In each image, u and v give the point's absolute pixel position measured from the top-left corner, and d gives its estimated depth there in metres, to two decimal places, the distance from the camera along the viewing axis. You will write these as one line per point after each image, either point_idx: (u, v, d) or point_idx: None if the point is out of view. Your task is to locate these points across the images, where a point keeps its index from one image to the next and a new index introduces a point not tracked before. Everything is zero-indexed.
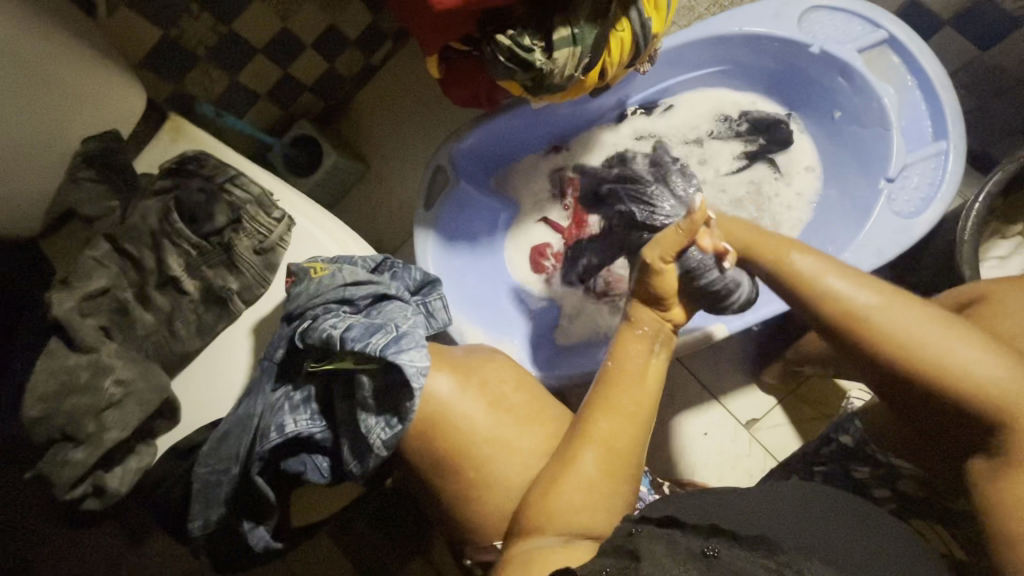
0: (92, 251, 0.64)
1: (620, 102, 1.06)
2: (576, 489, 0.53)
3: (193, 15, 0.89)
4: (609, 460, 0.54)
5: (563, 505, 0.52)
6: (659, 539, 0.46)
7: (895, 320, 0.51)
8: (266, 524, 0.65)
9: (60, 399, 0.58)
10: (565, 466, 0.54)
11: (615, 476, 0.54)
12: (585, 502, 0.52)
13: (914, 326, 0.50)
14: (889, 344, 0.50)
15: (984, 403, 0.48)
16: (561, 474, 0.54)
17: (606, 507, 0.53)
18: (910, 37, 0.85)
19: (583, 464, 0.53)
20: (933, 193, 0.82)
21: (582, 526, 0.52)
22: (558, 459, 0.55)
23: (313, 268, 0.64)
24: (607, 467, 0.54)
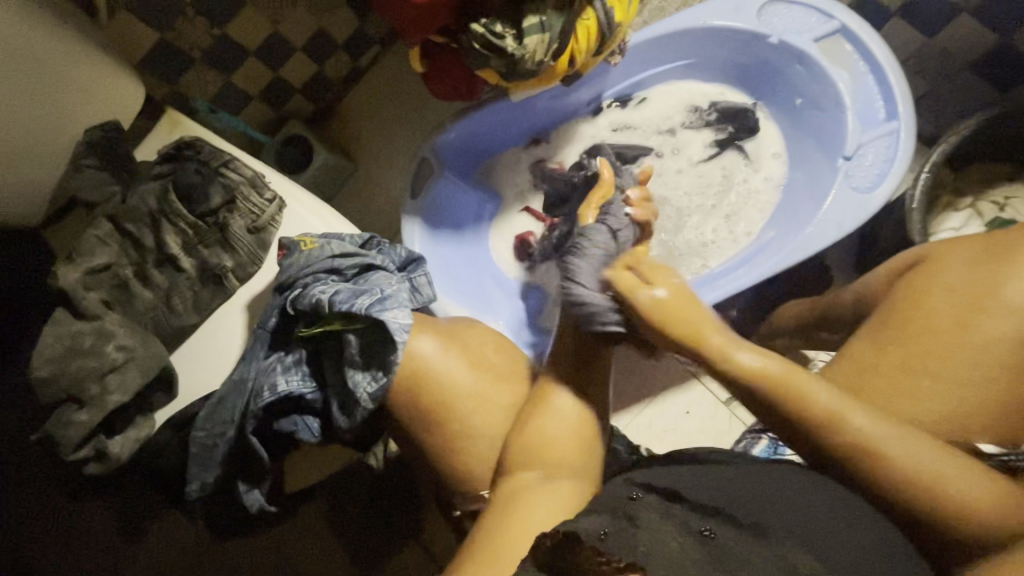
0: (94, 230, 0.68)
1: (595, 96, 1.12)
2: (554, 426, 0.60)
3: (188, 18, 0.95)
4: (581, 400, 0.62)
5: (542, 441, 0.60)
6: (657, 510, 0.51)
7: (907, 453, 0.49)
8: (260, 487, 0.69)
9: (67, 362, 0.62)
10: (543, 408, 0.62)
11: (586, 414, 0.62)
12: (562, 437, 0.60)
13: (927, 459, 0.49)
14: (900, 472, 0.49)
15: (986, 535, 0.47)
16: (540, 415, 0.61)
17: (581, 437, 0.61)
18: (860, 26, 0.91)
19: (559, 403, 0.62)
20: (887, 169, 0.88)
21: (564, 461, 0.59)
22: (534, 402, 0.63)
23: (302, 242, 0.68)
24: (579, 406, 0.62)
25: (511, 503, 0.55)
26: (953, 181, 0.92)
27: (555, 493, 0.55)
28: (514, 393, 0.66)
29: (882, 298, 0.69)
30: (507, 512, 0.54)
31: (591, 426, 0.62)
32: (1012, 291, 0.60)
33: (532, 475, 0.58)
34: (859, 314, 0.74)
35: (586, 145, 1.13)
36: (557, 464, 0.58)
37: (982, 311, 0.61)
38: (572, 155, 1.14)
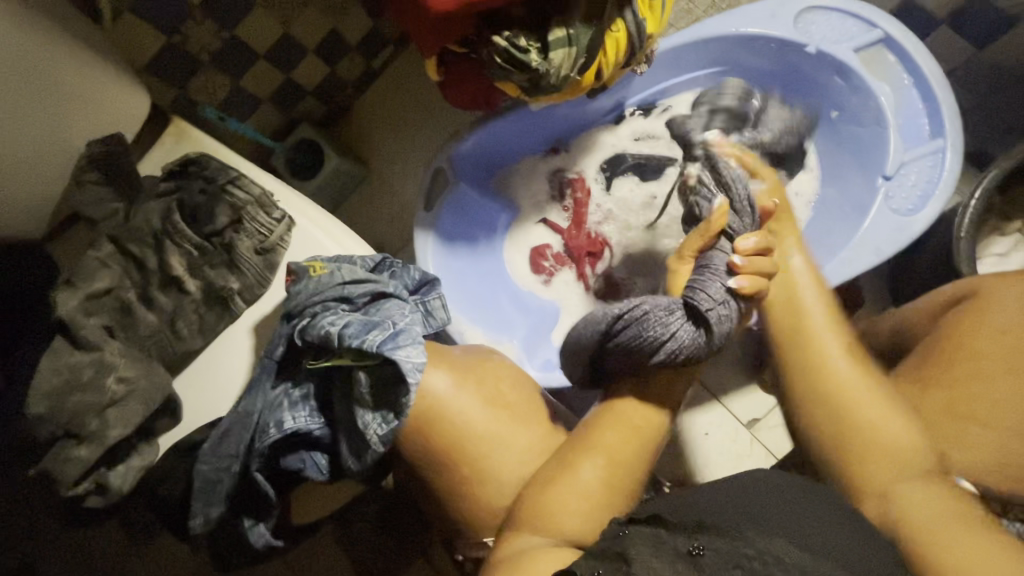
0: (95, 251, 0.65)
1: (618, 103, 1.07)
2: (571, 494, 0.56)
3: (196, 22, 0.91)
4: (607, 474, 0.58)
5: (553, 505, 0.56)
6: (646, 538, 0.45)
7: (855, 399, 0.58)
8: (266, 521, 0.66)
9: (63, 398, 0.58)
10: (564, 472, 0.58)
11: (610, 489, 0.57)
12: (580, 510, 0.55)
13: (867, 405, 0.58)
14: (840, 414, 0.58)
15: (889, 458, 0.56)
16: (560, 477, 0.58)
17: (598, 514, 0.55)
18: (906, 36, 0.85)
19: (583, 472, 0.57)
20: (931, 190, 0.82)
21: (573, 530, 0.54)
22: (556, 467, 0.59)
23: (312, 267, 0.64)
24: (604, 479, 0.57)
25: (507, 562, 0.51)
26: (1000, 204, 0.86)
27: (554, 555, 0.50)
28: (534, 439, 0.64)
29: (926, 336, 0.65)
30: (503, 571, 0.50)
31: (615, 501, 0.57)
32: None
33: (536, 538, 0.53)
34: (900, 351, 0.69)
35: (608, 155, 1.10)
36: (567, 533, 0.54)
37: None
38: (593, 165, 1.11)
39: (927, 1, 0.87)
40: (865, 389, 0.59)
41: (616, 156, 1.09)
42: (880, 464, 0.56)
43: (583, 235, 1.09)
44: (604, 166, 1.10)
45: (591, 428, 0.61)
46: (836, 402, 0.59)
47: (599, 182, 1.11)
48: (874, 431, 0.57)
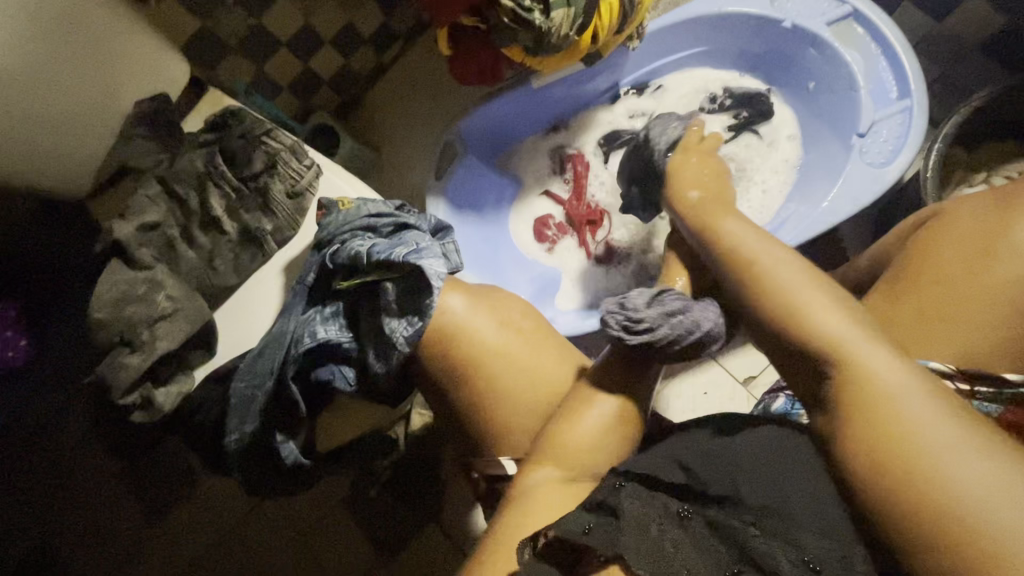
0: (145, 190, 0.72)
1: (613, 84, 1.16)
2: (584, 429, 0.60)
3: (228, 8, 1.00)
4: (615, 412, 0.61)
5: (575, 439, 0.59)
6: (638, 496, 0.52)
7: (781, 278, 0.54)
8: (295, 439, 0.71)
9: (120, 307, 0.66)
10: (577, 412, 0.61)
11: (620, 425, 0.61)
12: (591, 442, 0.59)
13: (803, 290, 0.53)
14: (783, 307, 0.52)
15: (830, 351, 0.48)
16: (571, 417, 0.61)
17: (613, 442, 0.60)
18: (872, 10, 0.95)
19: (599, 407, 0.61)
20: (901, 143, 0.91)
21: (582, 459, 0.59)
22: (569, 404, 0.63)
23: (341, 201, 0.72)
24: (617, 412, 0.61)
25: (524, 495, 0.56)
26: (965, 157, 0.94)
27: (569, 491, 0.56)
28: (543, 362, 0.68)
29: (895, 257, 0.71)
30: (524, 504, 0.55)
31: (623, 432, 0.61)
32: (1022, 233, 0.60)
33: (549, 472, 0.58)
34: (875, 276, 0.75)
35: (605, 131, 1.18)
36: (576, 465, 0.58)
37: (995, 257, 0.61)
38: (591, 141, 1.18)
39: None
40: (814, 295, 0.52)
41: (613, 132, 1.17)
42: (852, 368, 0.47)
43: (583, 205, 1.16)
44: (602, 141, 1.18)
45: (602, 376, 0.63)
46: (786, 314, 0.52)
47: (597, 156, 1.18)
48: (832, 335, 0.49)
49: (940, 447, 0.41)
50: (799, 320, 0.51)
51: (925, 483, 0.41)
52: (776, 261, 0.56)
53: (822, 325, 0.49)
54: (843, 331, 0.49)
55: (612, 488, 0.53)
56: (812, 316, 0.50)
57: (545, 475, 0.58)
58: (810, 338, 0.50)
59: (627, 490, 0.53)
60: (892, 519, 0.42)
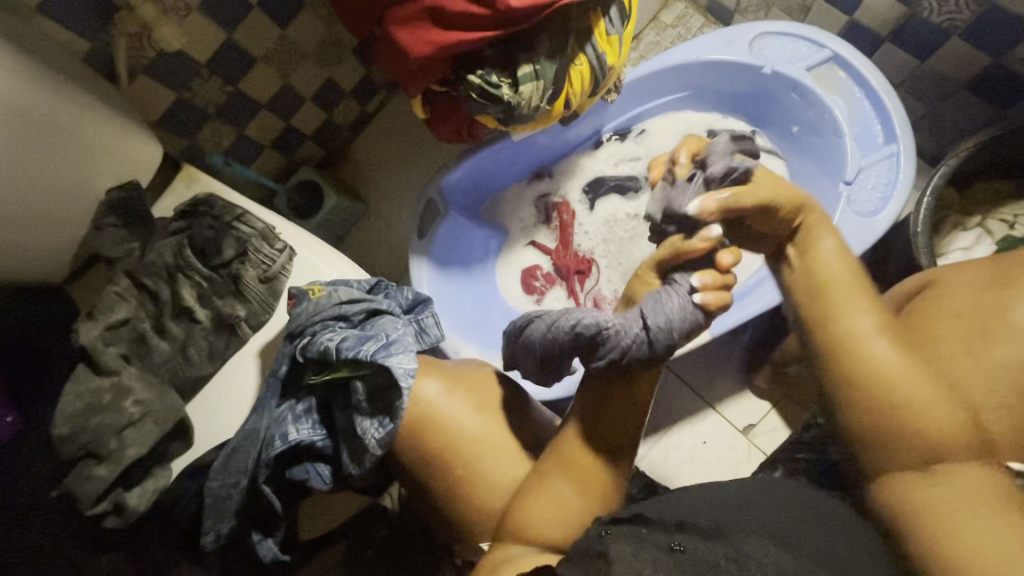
0: (114, 286, 0.71)
1: (595, 131, 1.15)
2: (549, 505, 0.55)
3: (205, 78, 0.99)
4: (572, 469, 0.57)
5: (543, 516, 0.55)
6: (627, 539, 0.45)
7: (885, 355, 0.56)
8: (274, 536, 0.69)
9: (88, 416, 0.65)
10: (538, 492, 0.57)
11: (589, 494, 0.56)
12: (563, 509, 0.55)
13: (891, 361, 0.56)
14: (871, 378, 0.56)
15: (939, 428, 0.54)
16: (539, 488, 0.57)
17: (578, 518, 0.55)
18: (852, 54, 0.93)
19: (558, 483, 0.56)
20: (890, 191, 0.88)
21: (555, 527, 0.54)
22: (533, 484, 0.58)
23: (311, 289, 0.70)
24: (579, 487, 0.56)
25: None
26: (957, 200, 0.92)
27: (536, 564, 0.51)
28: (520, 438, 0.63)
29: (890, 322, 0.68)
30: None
31: (593, 491, 0.56)
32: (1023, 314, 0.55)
33: (533, 548, 0.54)
34: None
35: (589, 178, 1.16)
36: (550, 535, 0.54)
37: (1003, 339, 0.55)
38: (577, 188, 1.17)
39: (868, 22, 0.95)
40: (902, 364, 0.56)
41: (598, 179, 1.16)
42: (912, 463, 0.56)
43: (571, 253, 1.14)
44: (586, 188, 1.16)
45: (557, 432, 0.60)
46: (851, 352, 0.57)
47: (582, 204, 1.17)
48: (940, 434, 0.54)
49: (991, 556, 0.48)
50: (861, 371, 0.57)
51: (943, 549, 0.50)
52: (869, 341, 0.57)
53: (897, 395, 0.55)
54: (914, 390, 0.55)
55: (598, 537, 0.46)
56: (893, 379, 0.55)
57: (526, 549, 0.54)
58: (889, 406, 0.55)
59: (614, 535, 0.46)
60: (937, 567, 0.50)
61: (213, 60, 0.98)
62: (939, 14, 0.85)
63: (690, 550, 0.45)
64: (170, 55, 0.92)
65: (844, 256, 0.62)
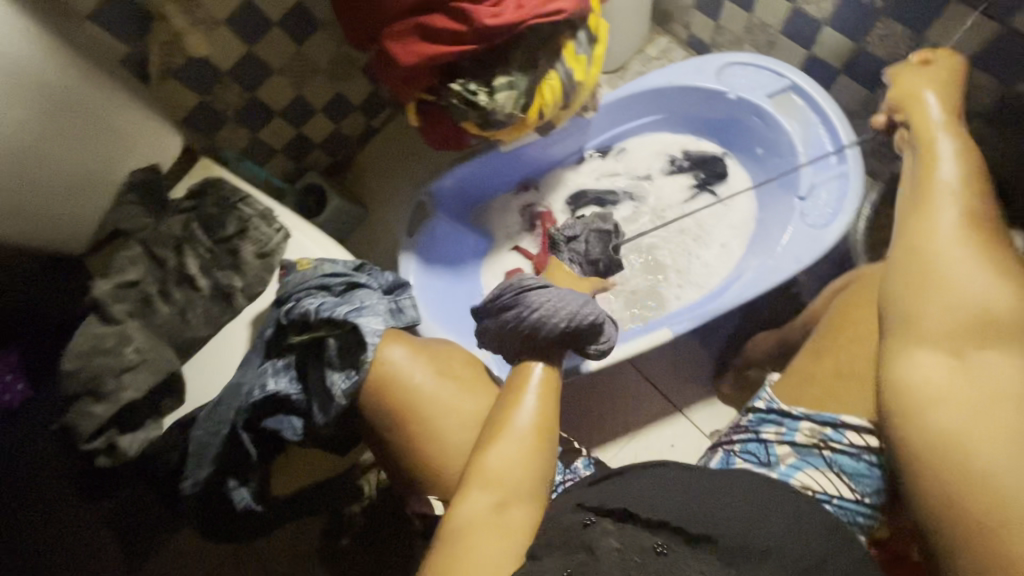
0: (127, 252, 0.80)
1: (578, 148, 1.24)
2: (509, 450, 0.64)
3: (226, 84, 1.11)
4: (525, 435, 0.66)
5: (504, 465, 0.63)
6: (610, 533, 0.56)
7: (959, 274, 0.62)
8: (248, 485, 0.76)
9: (90, 358, 0.72)
10: (496, 437, 0.65)
11: (540, 440, 0.66)
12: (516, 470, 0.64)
13: (962, 275, 0.62)
14: (941, 285, 0.62)
15: (974, 312, 0.60)
16: (492, 445, 0.65)
17: (535, 455, 0.65)
18: (808, 83, 1.02)
19: (519, 422, 0.66)
20: (840, 206, 0.96)
21: (508, 483, 0.63)
22: (490, 430, 0.67)
23: (300, 263, 0.79)
24: (535, 425, 0.66)
25: (462, 530, 0.59)
26: None
27: (502, 517, 0.60)
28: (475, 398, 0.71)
29: None
30: (465, 539, 0.58)
31: (542, 453, 0.65)
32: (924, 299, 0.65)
33: (482, 497, 0.61)
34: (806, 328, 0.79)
35: (571, 191, 1.25)
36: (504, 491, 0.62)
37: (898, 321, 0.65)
38: (560, 199, 1.26)
39: (823, 56, 1.05)
40: (976, 264, 0.62)
41: (579, 191, 1.24)
42: (956, 355, 0.60)
43: (552, 259, 1.20)
44: (568, 200, 1.25)
45: (513, 394, 0.69)
46: (931, 254, 0.65)
47: (565, 214, 1.25)
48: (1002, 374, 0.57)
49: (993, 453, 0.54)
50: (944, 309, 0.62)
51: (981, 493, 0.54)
52: (927, 236, 0.66)
53: (956, 285, 0.62)
54: (948, 330, 0.61)
55: (583, 525, 0.58)
56: (953, 275, 0.62)
57: (477, 499, 0.61)
58: (950, 304, 0.61)
59: (599, 525, 0.57)
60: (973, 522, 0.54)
61: (235, 69, 1.10)
62: (882, 49, 0.95)
63: (670, 554, 0.54)
64: (197, 61, 1.04)
65: (963, 215, 0.66)
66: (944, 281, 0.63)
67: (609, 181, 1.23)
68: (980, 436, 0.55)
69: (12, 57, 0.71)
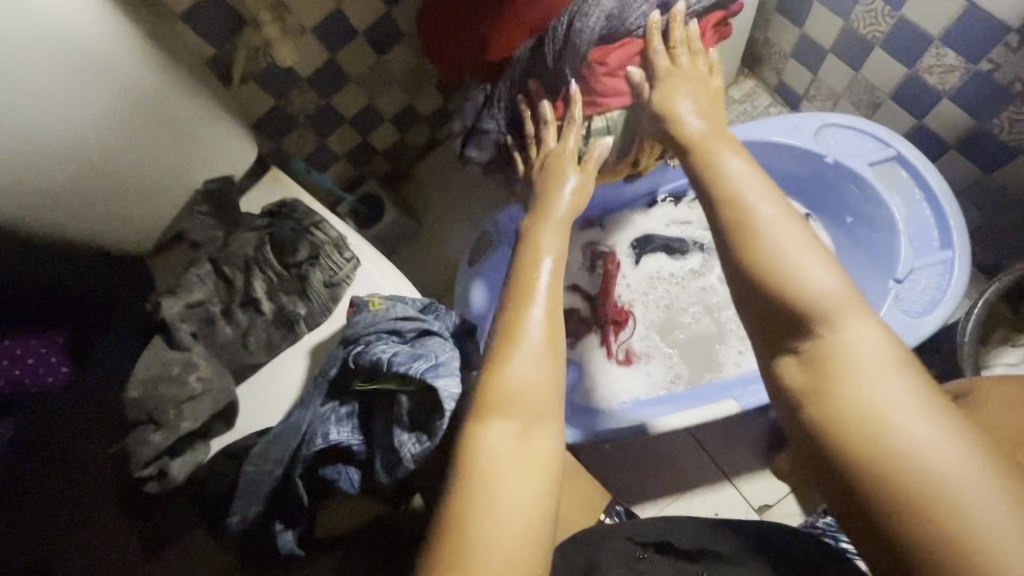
0: (197, 270, 0.78)
1: (651, 190, 1.19)
2: (523, 360, 0.54)
3: (301, 90, 1.08)
4: (545, 333, 0.57)
5: (525, 383, 0.53)
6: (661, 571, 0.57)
7: (809, 275, 0.50)
8: (294, 528, 0.72)
9: (154, 385, 0.71)
10: (511, 340, 0.56)
11: (557, 336, 0.58)
12: (530, 384, 0.53)
13: (822, 276, 0.50)
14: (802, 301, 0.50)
15: (869, 359, 0.46)
16: (508, 344, 0.56)
17: (556, 360, 0.56)
18: (918, 156, 0.96)
19: (533, 314, 0.59)
20: (940, 295, 0.89)
21: (527, 397, 0.52)
22: (498, 345, 0.57)
23: (371, 302, 0.76)
24: (548, 320, 0.59)
25: (488, 465, 0.48)
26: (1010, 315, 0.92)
27: (535, 450, 0.50)
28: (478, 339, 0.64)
29: None
30: (495, 487, 0.47)
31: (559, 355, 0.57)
32: None
33: (505, 426, 0.50)
34: None
35: (638, 233, 1.20)
36: (529, 412, 0.52)
37: None
38: (625, 241, 1.20)
39: (935, 127, 0.98)
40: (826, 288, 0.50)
41: (647, 236, 1.20)
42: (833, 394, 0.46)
43: (611, 303, 1.15)
44: (634, 244, 1.20)
45: (519, 302, 0.60)
46: (792, 289, 0.50)
47: (629, 257, 1.20)
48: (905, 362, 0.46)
49: (958, 481, 0.39)
50: (784, 286, 0.51)
51: (879, 437, 0.42)
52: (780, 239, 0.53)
53: (808, 297, 0.49)
54: (821, 286, 0.50)
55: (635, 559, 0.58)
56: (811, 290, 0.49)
57: (504, 431, 0.50)
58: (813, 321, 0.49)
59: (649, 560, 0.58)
60: (862, 481, 0.42)
61: (314, 75, 1.07)
62: (1007, 131, 0.88)
63: None
64: (277, 66, 1.01)
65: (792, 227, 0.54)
66: (758, 243, 0.54)
67: (679, 230, 1.20)
68: (932, 472, 0.40)
69: (96, 54, 0.67)
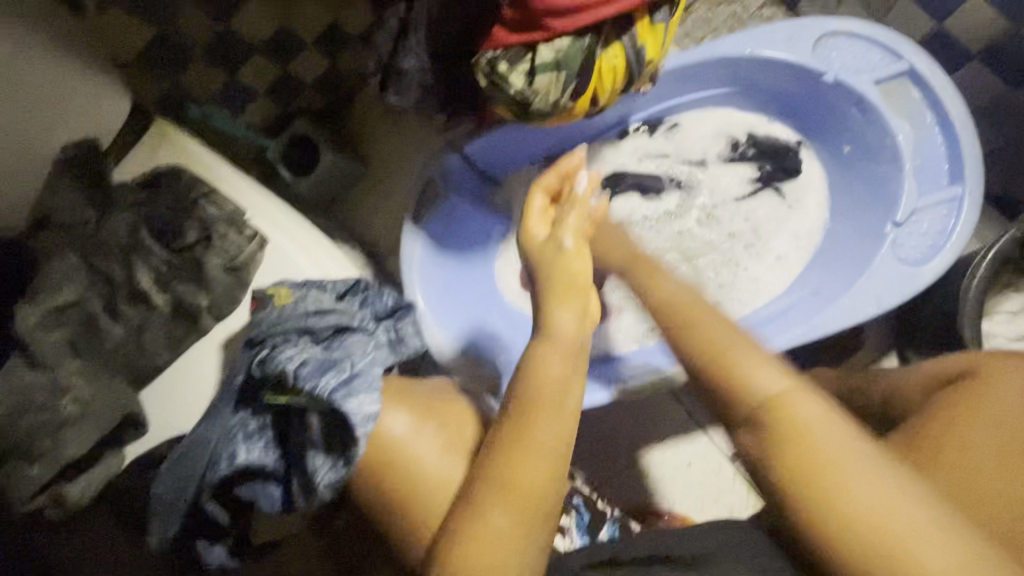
0: (60, 263, 0.64)
1: (622, 118, 0.99)
2: (495, 534, 0.47)
3: (192, 10, 0.82)
4: (535, 488, 0.48)
5: (491, 545, 0.47)
6: None
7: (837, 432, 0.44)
8: (222, 542, 0.65)
9: (17, 416, 0.59)
10: (489, 498, 0.48)
11: (545, 486, 0.49)
12: (503, 553, 0.47)
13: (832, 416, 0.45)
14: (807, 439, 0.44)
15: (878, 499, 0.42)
16: (485, 503, 0.48)
17: (539, 520, 0.48)
18: (932, 71, 0.80)
19: (529, 454, 0.49)
20: (942, 242, 0.78)
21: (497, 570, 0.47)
22: (478, 493, 0.49)
23: (276, 294, 0.64)
24: (547, 464, 0.49)
25: None
26: None
27: None
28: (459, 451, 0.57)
29: (919, 408, 0.60)
30: None
31: (545, 513, 0.49)
32: None
33: None
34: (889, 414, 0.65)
35: (607, 171, 1.01)
36: None
37: None
38: (591, 179, 1.02)
39: (957, 33, 0.82)
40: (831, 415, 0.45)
41: (617, 174, 1.01)
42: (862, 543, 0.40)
43: None
44: (604, 182, 1.01)
45: (511, 442, 0.50)
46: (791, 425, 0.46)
47: None
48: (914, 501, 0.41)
49: None
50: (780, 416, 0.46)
51: None
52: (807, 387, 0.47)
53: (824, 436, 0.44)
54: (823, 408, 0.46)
55: None
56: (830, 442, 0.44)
57: None
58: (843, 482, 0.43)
59: None
60: None
61: None
62: None
63: None
64: None
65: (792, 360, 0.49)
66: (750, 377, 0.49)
67: (656, 163, 1.01)
68: None
69: None
